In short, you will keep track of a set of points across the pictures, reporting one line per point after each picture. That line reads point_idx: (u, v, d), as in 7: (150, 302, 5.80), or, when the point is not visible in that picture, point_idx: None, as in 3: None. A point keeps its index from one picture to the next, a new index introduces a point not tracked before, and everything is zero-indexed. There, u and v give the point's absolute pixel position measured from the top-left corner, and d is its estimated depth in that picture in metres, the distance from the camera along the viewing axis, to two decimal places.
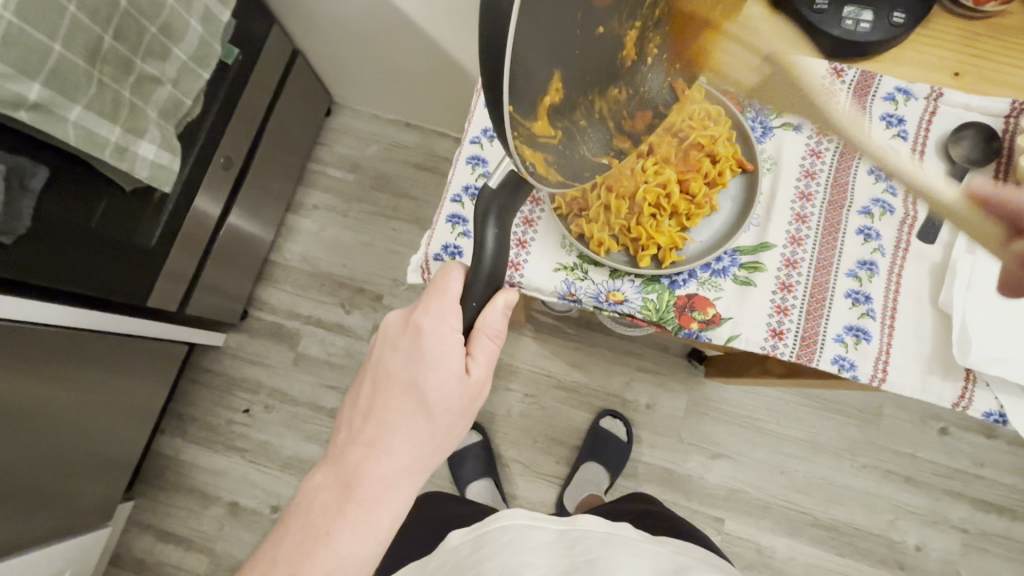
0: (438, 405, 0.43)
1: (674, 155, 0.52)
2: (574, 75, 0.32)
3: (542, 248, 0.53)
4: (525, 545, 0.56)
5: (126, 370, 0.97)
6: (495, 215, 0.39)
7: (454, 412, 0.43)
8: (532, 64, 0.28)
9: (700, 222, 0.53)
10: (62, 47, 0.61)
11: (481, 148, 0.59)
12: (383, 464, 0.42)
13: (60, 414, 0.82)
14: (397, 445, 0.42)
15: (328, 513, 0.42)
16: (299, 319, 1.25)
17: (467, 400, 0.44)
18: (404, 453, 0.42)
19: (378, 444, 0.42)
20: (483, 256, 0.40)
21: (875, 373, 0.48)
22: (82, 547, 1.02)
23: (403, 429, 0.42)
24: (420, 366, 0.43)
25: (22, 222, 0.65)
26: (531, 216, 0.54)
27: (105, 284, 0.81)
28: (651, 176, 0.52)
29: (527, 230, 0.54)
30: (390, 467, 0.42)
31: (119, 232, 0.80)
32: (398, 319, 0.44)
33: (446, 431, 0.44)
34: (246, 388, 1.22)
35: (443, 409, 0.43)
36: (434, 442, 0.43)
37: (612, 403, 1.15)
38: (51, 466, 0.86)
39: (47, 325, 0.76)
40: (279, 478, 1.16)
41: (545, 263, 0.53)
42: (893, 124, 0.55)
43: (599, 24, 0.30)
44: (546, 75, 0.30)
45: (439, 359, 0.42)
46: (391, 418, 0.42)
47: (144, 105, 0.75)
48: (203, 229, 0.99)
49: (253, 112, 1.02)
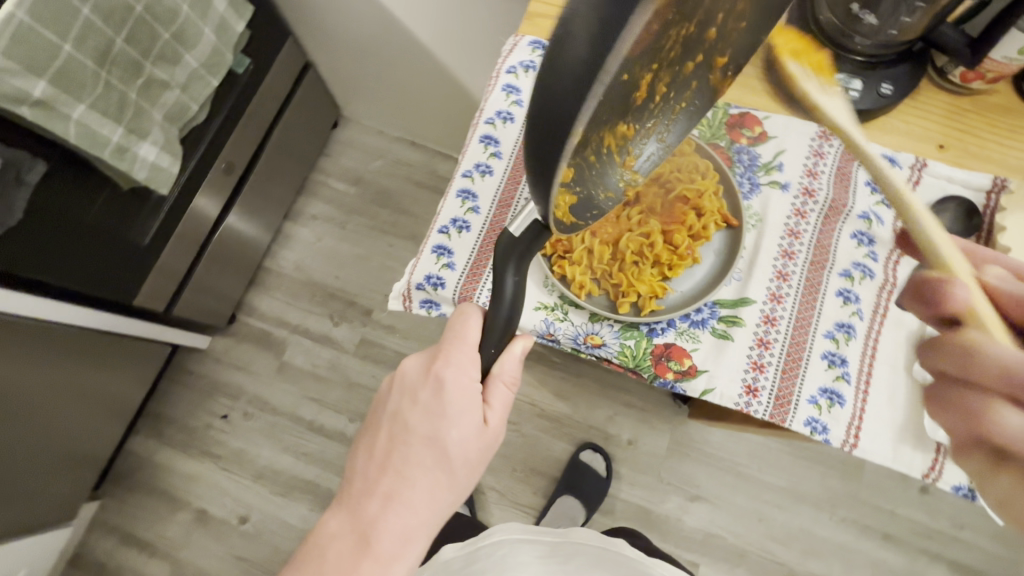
0: (458, 460, 0.41)
1: (659, 205, 0.53)
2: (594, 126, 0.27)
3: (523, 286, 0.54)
4: (517, 561, 0.59)
5: (105, 366, 0.95)
6: (515, 263, 0.35)
7: (473, 462, 0.42)
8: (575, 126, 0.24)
9: (681, 273, 0.52)
10: (72, 47, 0.62)
11: (472, 181, 0.60)
12: (401, 521, 0.40)
13: (29, 408, 0.81)
14: (416, 499, 0.40)
15: (342, 563, 0.40)
16: (287, 327, 1.24)
17: (485, 450, 0.43)
18: (422, 508, 0.40)
19: (397, 499, 0.40)
20: (503, 305, 0.37)
21: (846, 438, 0.48)
22: (40, 546, 0.98)
23: (421, 483, 0.40)
24: (443, 420, 0.41)
25: (14, 214, 0.65)
26: None
27: (95, 279, 0.81)
28: (635, 225, 0.53)
29: None
30: (409, 524, 0.40)
31: (115, 229, 0.80)
32: (418, 366, 0.42)
33: (463, 482, 0.42)
34: (227, 393, 1.20)
35: (463, 464, 0.41)
36: (451, 495, 0.41)
37: (593, 436, 1.14)
38: (16, 461, 0.84)
39: (31, 318, 0.76)
40: (251, 488, 1.14)
41: (525, 302, 0.53)
42: (876, 190, 0.55)
43: (623, 74, 0.26)
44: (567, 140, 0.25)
45: (463, 413, 0.41)
46: (410, 472, 0.40)
47: (150, 108, 0.76)
48: (200, 229, 0.99)
49: (260, 119, 1.03)
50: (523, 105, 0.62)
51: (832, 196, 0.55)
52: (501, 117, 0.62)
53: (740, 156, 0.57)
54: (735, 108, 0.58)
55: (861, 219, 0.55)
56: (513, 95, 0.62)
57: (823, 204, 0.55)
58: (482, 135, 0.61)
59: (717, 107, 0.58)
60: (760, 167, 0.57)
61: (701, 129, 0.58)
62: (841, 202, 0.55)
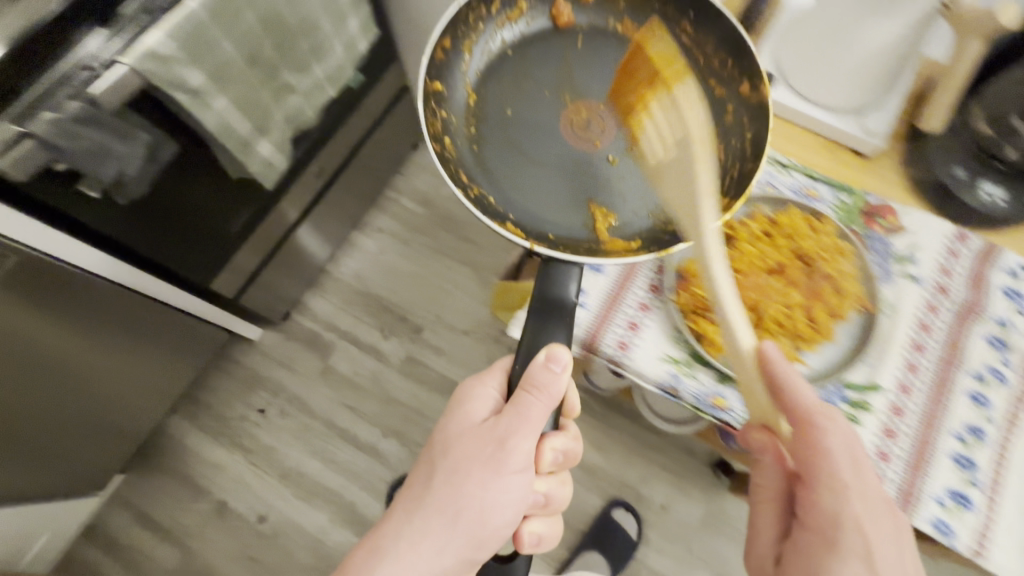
0: (457, 447, 0.53)
1: (801, 279, 0.54)
2: (531, 201, 0.62)
3: (653, 337, 0.55)
4: None
5: (166, 344, 0.97)
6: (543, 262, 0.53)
7: (470, 456, 0.52)
8: (529, 197, 0.62)
9: (816, 348, 0.53)
10: (229, 45, 0.67)
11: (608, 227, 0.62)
12: (405, 498, 0.52)
13: (89, 372, 0.82)
14: (419, 481, 0.53)
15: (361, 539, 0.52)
16: (336, 332, 1.25)
17: (488, 447, 0.52)
18: (421, 489, 0.52)
19: (409, 481, 0.54)
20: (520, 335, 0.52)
21: (974, 545, 0.48)
22: (66, 511, 0.98)
23: (429, 468, 0.53)
24: (458, 416, 0.56)
25: (143, 186, 0.69)
26: (647, 303, 0.56)
27: (184, 259, 0.84)
28: (776, 293, 0.54)
29: (641, 314, 0.56)
30: (410, 503, 0.52)
31: (212, 212, 0.84)
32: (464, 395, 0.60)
33: (459, 474, 0.51)
34: (266, 388, 1.20)
35: (463, 451, 0.53)
36: (448, 483, 0.51)
37: (625, 494, 1.11)
38: (62, 420, 0.84)
39: (120, 288, 0.78)
40: (274, 488, 1.13)
41: (654, 352, 0.54)
42: (1013, 299, 0.55)
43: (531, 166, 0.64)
44: (511, 206, 0.61)
45: (472, 407, 0.56)
46: (425, 458, 0.55)
47: (275, 109, 0.80)
48: (281, 225, 1.02)
49: (355, 132, 1.08)
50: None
51: (966, 298, 0.56)
52: None
53: (876, 243, 0.58)
54: (872, 197, 0.60)
55: (996, 323, 0.55)
56: None
57: (956, 304, 0.56)
58: None
59: (854, 193, 0.60)
60: (894, 256, 0.57)
61: (839, 212, 0.59)
62: (975, 305, 0.55)
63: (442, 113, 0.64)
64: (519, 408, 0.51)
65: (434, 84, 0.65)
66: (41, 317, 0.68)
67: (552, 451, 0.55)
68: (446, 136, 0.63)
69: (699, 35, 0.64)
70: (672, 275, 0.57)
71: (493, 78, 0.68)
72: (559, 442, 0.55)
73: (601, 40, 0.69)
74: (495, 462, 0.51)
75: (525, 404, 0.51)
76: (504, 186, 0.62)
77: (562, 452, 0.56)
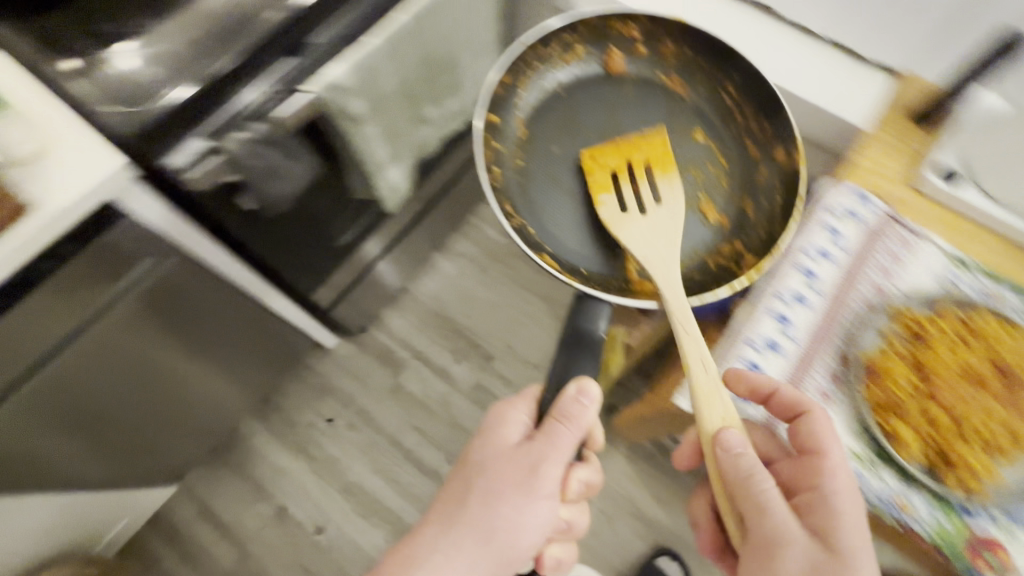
0: (490, 469, 0.55)
1: (1000, 385, 0.53)
2: (560, 233, 0.66)
3: (835, 428, 0.55)
4: None
5: (259, 350, 0.99)
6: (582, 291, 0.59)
7: (503, 480, 0.54)
8: (559, 227, 0.66)
9: (1013, 459, 0.51)
10: (389, 80, 0.70)
11: (786, 306, 0.59)
12: (439, 514, 0.55)
13: (191, 372, 0.85)
14: (453, 499, 0.56)
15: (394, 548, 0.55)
16: (409, 351, 1.26)
17: (521, 473, 0.54)
18: (454, 506, 0.55)
19: (442, 498, 0.56)
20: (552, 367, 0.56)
21: None
22: (146, 501, 1.01)
23: (462, 486, 0.56)
24: (490, 439, 0.57)
25: (286, 201, 0.73)
26: (828, 392, 0.56)
27: (298, 269, 0.88)
28: (973, 399, 0.53)
29: (822, 404, 0.56)
30: (444, 519, 0.54)
31: (327, 222, 0.88)
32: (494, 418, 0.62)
33: (493, 496, 0.54)
34: (336, 398, 1.22)
35: (497, 473, 0.55)
36: (482, 503, 0.54)
37: (686, 555, 1.08)
38: (160, 416, 0.87)
39: (239, 293, 0.81)
40: (335, 500, 1.13)
41: None
42: None
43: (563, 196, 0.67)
44: (545, 239, 0.65)
45: (504, 432, 0.57)
46: (458, 475, 0.57)
47: (409, 138, 0.83)
48: (381, 244, 1.04)
49: (460, 161, 1.11)
50: (845, 248, 0.61)
51: None
52: (821, 254, 0.61)
53: None
54: None
55: None
56: (833, 236, 0.62)
57: None
58: (796, 263, 0.61)
59: None
60: None
61: None
62: None
63: (492, 144, 0.68)
64: (553, 437, 0.54)
65: (488, 116, 0.69)
66: (168, 320, 0.71)
67: (576, 482, 0.57)
68: (495, 166, 0.67)
69: (740, 98, 0.69)
70: (857, 367, 0.56)
71: (543, 117, 0.71)
72: (585, 475, 0.58)
73: (647, 91, 0.72)
74: (528, 486, 0.54)
75: (559, 435, 0.53)
76: (537, 216, 0.66)
77: (585, 483, 0.58)
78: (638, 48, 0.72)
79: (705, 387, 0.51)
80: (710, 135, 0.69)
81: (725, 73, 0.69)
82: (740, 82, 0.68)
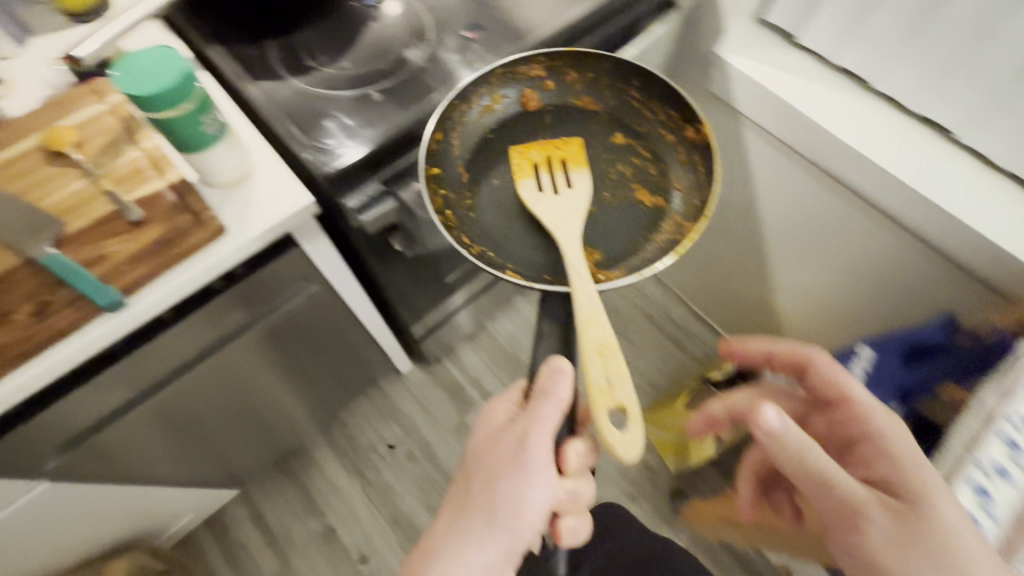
0: (484, 459, 0.52)
1: None
2: (530, 261, 0.59)
3: None
4: None
5: (349, 375, 1.00)
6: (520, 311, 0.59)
7: (495, 464, 0.51)
8: (523, 253, 0.59)
9: None
10: None
11: (994, 475, 0.56)
12: (445, 515, 0.52)
13: (285, 388, 0.86)
14: (457, 498, 0.53)
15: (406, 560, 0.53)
16: (478, 390, 1.25)
17: (511, 453, 0.50)
18: (458, 503, 0.52)
19: (450, 500, 0.54)
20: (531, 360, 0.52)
21: None
22: (215, 503, 1.02)
23: (463, 483, 0.53)
24: (480, 432, 0.54)
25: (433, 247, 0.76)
26: None
27: (409, 303, 0.89)
28: None
29: None
30: (450, 518, 0.51)
31: (447, 266, 0.88)
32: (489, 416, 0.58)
33: (489, 484, 0.50)
34: (400, 425, 1.21)
35: (489, 460, 0.51)
36: (480, 493, 0.50)
37: None
38: (249, 426, 0.88)
39: (355, 322, 0.82)
40: (383, 531, 1.11)
41: None
42: None
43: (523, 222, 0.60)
44: (515, 268, 0.58)
45: (492, 421, 0.54)
46: (460, 474, 0.54)
47: None
48: (481, 286, 1.04)
49: None
50: None
51: None
52: None
53: None
54: None
55: None
56: None
57: None
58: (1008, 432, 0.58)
59: None
60: None
61: None
62: None
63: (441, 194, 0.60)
64: (534, 413, 0.49)
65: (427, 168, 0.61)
66: (285, 340, 0.72)
67: (576, 453, 0.52)
68: (446, 210, 0.59)
69: (648, 97, 0.63)
70: None
71: (483, 154, 0.63)
72: (581, 446, 0.52)
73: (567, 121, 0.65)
74: (520, 462, 0.49)
75: (539, 412, 0.49)
76: (505, 245, 0.59)
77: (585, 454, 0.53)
78: (546, 81, 0.65)
79: (595, 381, 0.46)
80: (629, 136, 0.64)
81: (625, 80, 0.63)
82: (637, 82, 0.63)
